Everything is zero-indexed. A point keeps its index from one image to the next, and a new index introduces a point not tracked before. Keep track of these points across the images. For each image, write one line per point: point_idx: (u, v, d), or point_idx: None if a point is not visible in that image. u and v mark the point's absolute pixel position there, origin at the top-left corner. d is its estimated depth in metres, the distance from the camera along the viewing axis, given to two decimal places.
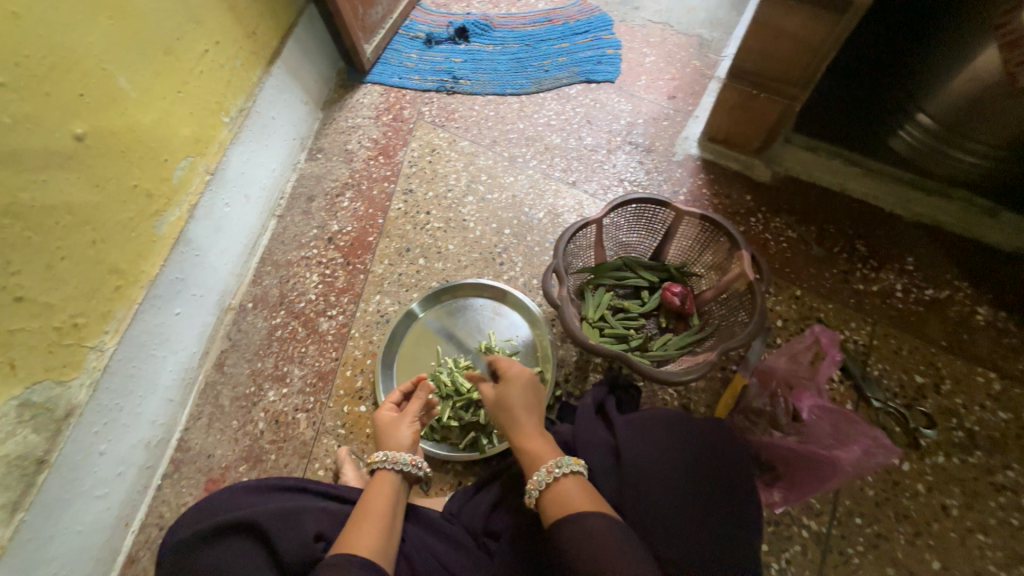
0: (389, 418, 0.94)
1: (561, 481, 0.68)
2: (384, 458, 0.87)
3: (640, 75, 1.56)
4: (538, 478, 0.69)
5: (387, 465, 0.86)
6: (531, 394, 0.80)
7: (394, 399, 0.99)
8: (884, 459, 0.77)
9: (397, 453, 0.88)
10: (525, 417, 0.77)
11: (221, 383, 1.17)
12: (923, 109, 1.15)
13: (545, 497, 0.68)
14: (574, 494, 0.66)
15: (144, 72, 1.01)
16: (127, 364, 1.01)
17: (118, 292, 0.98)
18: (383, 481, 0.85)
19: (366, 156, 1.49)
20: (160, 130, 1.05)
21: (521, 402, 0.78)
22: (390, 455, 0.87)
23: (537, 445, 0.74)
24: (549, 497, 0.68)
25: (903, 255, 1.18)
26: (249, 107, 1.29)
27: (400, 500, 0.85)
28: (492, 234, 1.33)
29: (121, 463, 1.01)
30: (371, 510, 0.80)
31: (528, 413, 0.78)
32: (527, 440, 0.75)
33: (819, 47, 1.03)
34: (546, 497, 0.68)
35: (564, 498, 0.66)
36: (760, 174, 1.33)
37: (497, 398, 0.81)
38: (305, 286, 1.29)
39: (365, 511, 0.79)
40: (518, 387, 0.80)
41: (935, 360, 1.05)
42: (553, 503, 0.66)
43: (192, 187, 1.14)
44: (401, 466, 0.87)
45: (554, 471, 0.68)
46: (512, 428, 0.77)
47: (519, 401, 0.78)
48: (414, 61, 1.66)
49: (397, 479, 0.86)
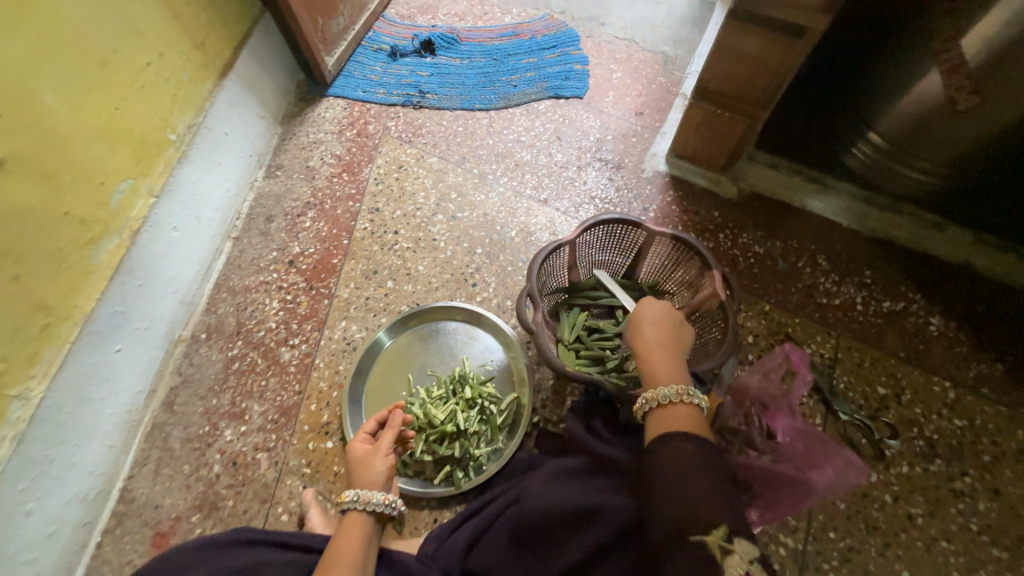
0: (363, 452, 0.89)
1: (682, 404, 0.70)
2: (355, 498, 0.82)
3: (607, 91, 1.57)
4: (665, 392, 0.72)
5: (359, 506, 0.82)
6: (671, 333, 0.82)
7: (368, 429, 0.93)
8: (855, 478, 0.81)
9: (370, 493, 0.83)
10: (657, 341, 0.80)
11: (170, 424, 1.07)
12: (873, 129, 1.20)
13: (658, 409, 0.72)
14: (687, 417, 0.69)
15: (76, 88, 0.92)
16: (59, 411, 0.91)
17: (46, 331, 0.88)
18: (356, 523, 0.81)
19: (329, 173, 1.42)
20: (95, 151, 0.96)
21: (662, 327, 0.82)
22: (361, 495, 0.82)
23: (663, 366, 0.77)
24: (661, 409, 0.71)
25: (861, 268, 1.23)
26: (199, 123, 1.21)
27: (373, 542, 0.82)
28: (463, 254, 1.29)
29: (53, 522, 0.90)
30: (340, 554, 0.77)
31: (660, 337, 0.81)
32: (653, 363, 0.77)
33: (779, 70, 1.06)
34: (661, 409, 0.71)
35: (678, 416, 0.69)
36: (726, 190, 1.35)
37: (639, 326, 0.83)
38: (264, 314, 1.21)
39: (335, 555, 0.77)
40: (653, 316, 0.84)
41: (895, 371, 1.09)
42: (663, 418, 0.70)
43: (134, 211, 1.05)
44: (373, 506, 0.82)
45: (683, 393, 0.71)
46: (636, 338, 0.82)
47: (653, 329, 0.82)
48: (379, 74, 1.60)
49: (369, 521, 0.82)
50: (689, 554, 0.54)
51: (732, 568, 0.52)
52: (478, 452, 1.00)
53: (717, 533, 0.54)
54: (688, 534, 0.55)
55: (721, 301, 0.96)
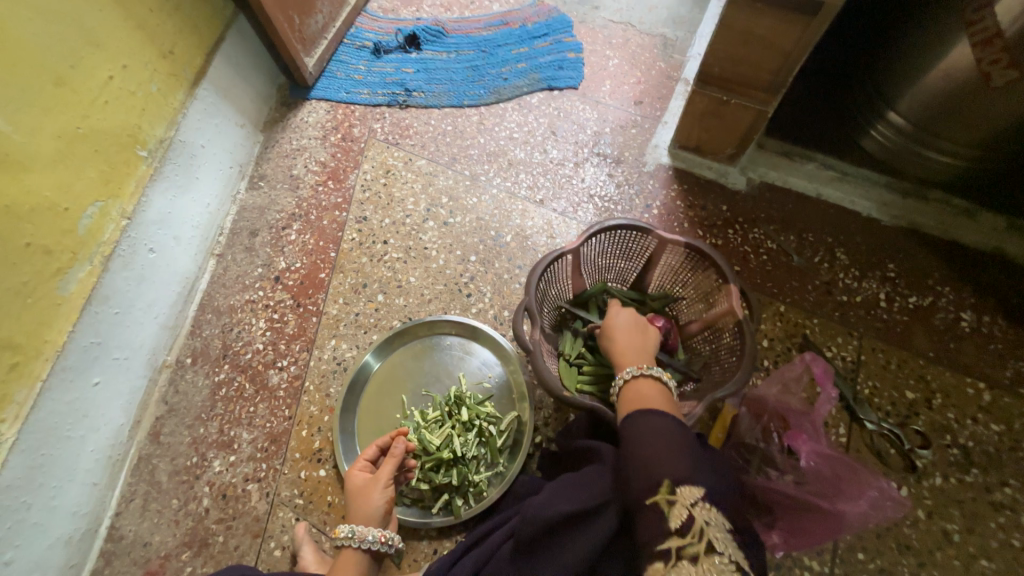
0: (362, 484, 0.82)
1: (645, 381, 0.75)
2: (350, 535, 0.77)
3: (604, 80, 1.47)
4: (630, 371, 0.77)
5: (353, 543, 0.78)
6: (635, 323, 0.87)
7: (368, 455, 0.86)
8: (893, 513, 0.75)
9: (365, 529, 0.78)
10: (623, 335, 0.85)
11: (157, 456, 1.03)
12: (895, 108, 1.10)
13: (625, 390, 0.75)
14: (651, 393, 0.73)
15: (29, 109, 0.85)
16: (35, 453, 0.86)
17: (14, 371, 0.84)
18: (350, 559, 0.78)
19: (313, 182, 1.35)
20: (55, 175, 0.90)
21: (630, 322, 0.87)
22: (357, 531, 0.78)
23: (629, 354, 0.81)
24: (627, 389, 0.75)
25: (884, 261, 1.14)
26: (171, 136, 1.14)
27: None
28: (456, 263, 1.22)
29: (36, 568, 0.87)
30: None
31: (625, 331, 0.85)
32: (619, 353, 0.83)
33: (791, 52, 0.96)
34: (628, 389, 0.75)
35: (644, 392, 0.73)
36: (734, 182, 1.27)
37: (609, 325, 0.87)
38: (250, 335, 1.15)
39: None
40: (621, 314, 0.89)
41: (925, 373, 1.01)
42: (630, 396, 0.74)
43: (105, 235, 0.99)
44: (369, 544, 0.78)
45: (644, 369, 0.76)
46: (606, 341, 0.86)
47: (623, 325, 0.86)
48: (362, 73, 1.52)
49: (364, 560, 0.79)
50: (642, 513, 0.56)
51: (675, 520, 0.54)
52: (477, 478, 0.93)
53: (667, 484, 0.56)
54: (642, 494, 0.57)
55: (738, 318, 0.89)
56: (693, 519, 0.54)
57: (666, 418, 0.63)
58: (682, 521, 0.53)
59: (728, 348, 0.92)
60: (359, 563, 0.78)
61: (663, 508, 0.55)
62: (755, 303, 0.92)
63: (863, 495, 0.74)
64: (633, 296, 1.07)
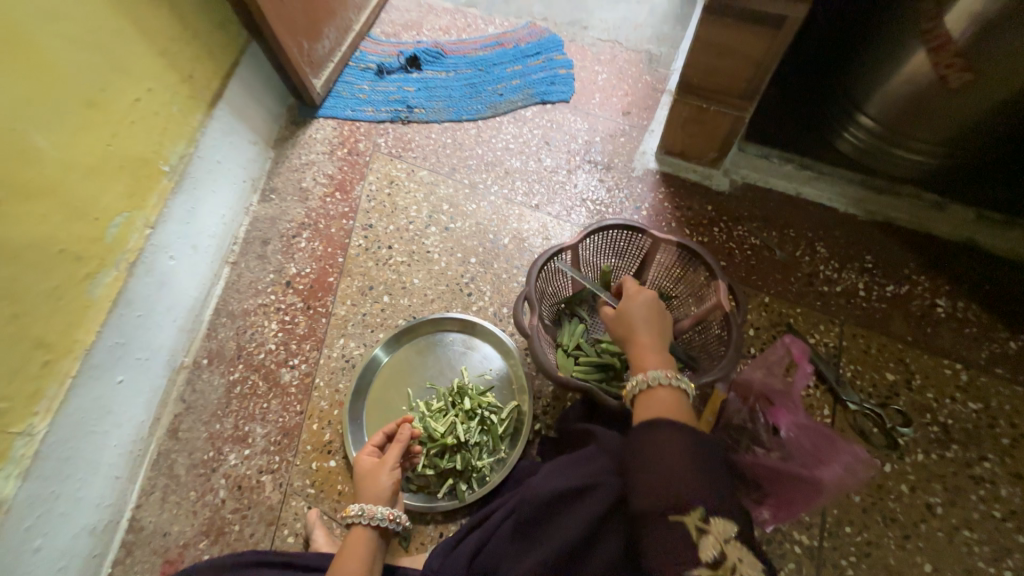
0: (370, 467, 0.87)
1: (668, 391, 0.74)
2: (360, 513, 0.82)
3: (594, 93, 1.57)
4: (654, 376, 0.76)
5: (363, 521, 0.82)
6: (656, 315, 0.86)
7: (375, 441, 0.91)
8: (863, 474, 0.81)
9: (374, 507, 0.83)
10: (644, 327, 0.84)
11: (176, 451, 1.08)
12: (864, 111, 1.18)
13: (644, 395, 0.75)
14: (673, 402, 0.73)
15: (65, 129, 0.94)
16: (64, 445, 0.92)
17: (46, 368, 0.90)
18: (359, 537, 0.82)
19: (322, 193, 1.43)
20: (86, 188, 0.98)
21: (649, 314, 0.85)
22: (366, 510, 0.82)
23: (649, 353, 0.81)
24: (648, 395, 0.75)
25: (861, 253, 1.21)
26: (191, 152, 1.23)
27: (377, 558, 0.83)
28: (457, 264, 1.29)
29: (63, 555, 0.91)
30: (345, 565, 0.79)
31: (646, 321, 0.85)
32: (639, 348, 0.81)
33: (761, 61, 1.05)
34: (649, 394, 0.75)
35: (666, 402, 0.73)
36: (718, 184, 1.35)
37: (631, 315, 0.86)
38: (263, 336, 1.22)
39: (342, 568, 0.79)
40: (640, 303, 0.87)
41: (904, 356, 1.06)
42: (650, 403, 0.74)
43: (130, 244, 1.07)
44: (378, 521, 0.82)
45: (670, 377, 0.75)
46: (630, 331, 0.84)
47: (643, 320, 0.84)
48: (366, 93, 1.62)
49: (373, 538, 0.83)
50: (668, 534, 0.58)
51: (707, 550, 0.56)
52: (480, 463, 0.98)
53: (700, 513, 0.58)
54: (667, 514, 0.59)
55: (725, 312, 0.94)
56: (724, 551, 0.57)
57: (690, 434, 0.65)
58: (714, 553, 0.56)
59: (717, 341, 0.98)
60: (370, 541, 0.82)
61: (693, 534, 0.57)
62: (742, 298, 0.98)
63: (837, 459, 0.81)
64: None
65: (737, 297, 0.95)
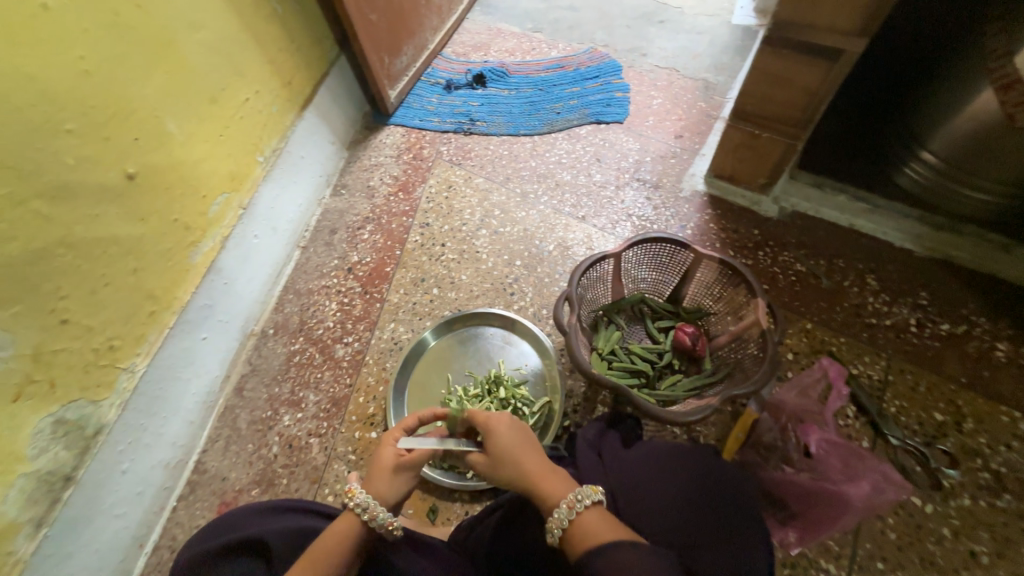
0: (388, 458, 0.81)
1: (583, 514, 0.69)
2: (365, 506, 0.76)
3: (648, 116, 1.63)
4: (560, 515, 0.69)
5: (362, 515, 0.76)
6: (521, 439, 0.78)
7: (405, 428, 0.85)
8: (894, 495, 0.79)
9: (378, 507, 0.77)
10: (530, 458, 0.76)
11: (239, 407, 1.21)
12: (927, 147, 1.17)
13: (570, 533, 0.69)
14: (597, 524, 0.68)
15: (192, 119, 1.12)
16: (155, 386, 1.06)
17: (151, 317, 1.05)
18: (349, 524, 0.77)
19: (387, 192, 1.57)
20: (200, 169, 1.15)
21: (522, 442, 0.77)
22: (371, 505, 0.76)
23: (550, 484, 0.73)
24: (571, 531, 0.69)
25: (916, 289, 1.18)
26: (282, 147, 1.40)
27: (353, 561, 0.76)
28: (503, 266, 1.37)
29: (142, 482, 1.04)
30: (324, 551, 0.74)
31: (529, 455, 0.76)
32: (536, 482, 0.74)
33: (816, 91, 1.08)
34: (571, 531, 0.69)
35: (590, 529, 0.67)
36: (767, 210, 1.36)
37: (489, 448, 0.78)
38: (323, 314, 1.34)
39: (321, 549, 0.74)
40: (504, 427, 0.79)
41: (956, 398, 1.03)
42: (579, 538, 0.68)
43: (225, 220, 1.23)
44: (376, 523, 0.76)
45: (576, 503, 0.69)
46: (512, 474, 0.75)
47: (516, 443, 0.77)
48: (434, 105, 1.77)
49: (362, 533, 0.77)
50: None
51: None
52: None
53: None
54: None
55: (763, 329, 0.96)
56: None
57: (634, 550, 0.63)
58: None
59: (752, 359, 0.99)
60: (357, 537, 0.77)
61: None
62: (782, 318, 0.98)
63: (865, 477, 0.81)
64: (668, 307, 1.17)
65: (776, 316, 0.96)
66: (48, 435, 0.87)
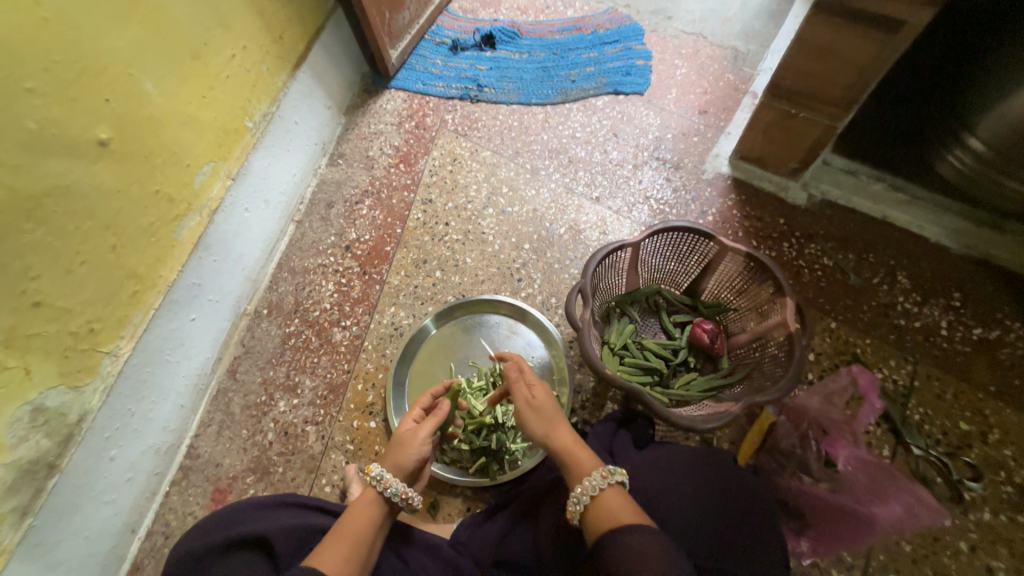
0: (406, 433, 0.83)
1: (610, 490, 0.69)
2: (379, 476, 0.77)
3: (670, 88, 1.50)
4: (590, 484, 0.69)
5: (378, 488, 0.77)
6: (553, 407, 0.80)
7: (423, 406, 0.88)
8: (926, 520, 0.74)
9: (392, 478, 0.78)
10: (563, 431, 0.77)
11: (233, 390, 1.16)
12: (975, 133, 1.04)
13: (592, 507, 0.69)
14: (620, 503, 0.67)
15: (172, 77, 1.00)
16: (141, 370, 1.01)
17: (135, 297, 0.98)
18: (369, 499, 0.77)
19: (387, 164, 1.47)
20: (184, 135, 1.04)
21: (558, 415, 0.79)
22: (384, 476, 0.77)
23: (581, 455, 0.74)
24: (595, 505, 0.68)
25: (949, 290, 1.12)
26: (273, 111, 1.28)
27: (380, 536, 0.76)
28: (511, 249, 1.29)
29: (131, 468, 1.00)
30: (347, 529, 0.73)
31: (563, 429, 0.77)
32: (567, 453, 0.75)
33: (867, 67, 0.96)
34: (594, 507, 0.68)
35: (614, 507, 0.67)
36: (794, 197, 1.27)
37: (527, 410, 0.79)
38: (320, 295, 1.27)
39: (345, 530, 0.73)
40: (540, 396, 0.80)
41: (983, 407, 0.99)
42: (599, 516, 0.67)
43: (213, 192, 1.13)
44: (391, 494, 0.77)
45: (606, 476, 0.69)
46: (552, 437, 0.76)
47: (554, 414, 0.78)
48: (439, 68, 1.63)
49: (384, 508, 0.77)
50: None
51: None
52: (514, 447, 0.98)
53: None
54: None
55: (790, 331, 0.89)
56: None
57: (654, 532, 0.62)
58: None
59: (774, 361, 0.92)
60: (378, 513, 0.76)
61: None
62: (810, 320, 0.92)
63: (898, 501, 0.75)
64: (686, 301, 1.10)
65: (805, 318, 0.89)
66: (28, 424, 0.81)
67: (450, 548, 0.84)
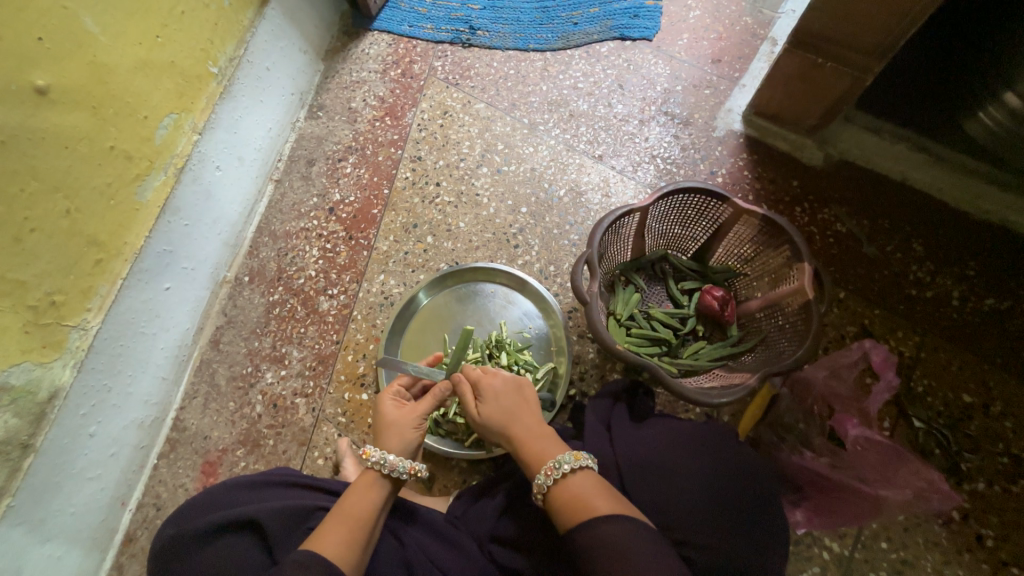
0: (395, 413, 0.79)
1: (566, 478, 0.66)
2: (381, 460, 0.73)
3: (682, 33, 1.37)
4: (540, 481, 0.68)
5: (382, 470, 0.73)
6: (519, 396, 0.75)
7: (400, 385, 0.84)
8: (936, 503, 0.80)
9: (397, 459, 0.74)
10: (524, 415, 0.74)
11: (217, 361, 1.12)
12: (1012, 87, 0.94)
13: (553, 497, 0.67)
14: (581, 490, 0.65)
15: (115, 12, 0.87)
16: (114, 343, 0.95)
17: (99, 267, 0.90)
18: (369, 482, 0.73)
19: (371, 117, 1.34)
20: (137, 83, 0.92)
21: (513, 405, 0.74)
22: (389, 459, 0.73)
23: (544, 445, 0.71)
24: (553, 497, 0.67)
25: (964, 259, 1.07)
26: (241, 56, 1.13)
27: (382, 517, 0.73)
28: (507, 212, 1.21)
29: (114, 443, 0.97)
30: (348, 511, 0.70)
31: (523, 417, 0.74)
32: (524, 449, 0.71)
33: (906, 10, 0.85)
34: (555, 497, 0.67)
35: (574, 494, 0.65)
36: (810, 157, 1.19)
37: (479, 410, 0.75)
38: (304, 261, 1.19)
39: (347, 513, 0.69)
40: (499, 386, 0.75)
41: (988, 379, 0.97)
42: (563, 504, 0.66)
43: (178, 148, 1.03)
44: (397, 473, 0.74)
45: (553, 472, 0.67)
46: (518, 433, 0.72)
47: (505, 405, 0.74)
48: (427, 6, 1.46)
49: (386, 490, 0.74)
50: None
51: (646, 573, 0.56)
52: None
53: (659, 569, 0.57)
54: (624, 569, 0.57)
55: (808, 299, 0.84)
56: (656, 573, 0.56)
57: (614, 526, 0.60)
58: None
59: (788, 330, 0.88)
60: (383, 495, 0.73)
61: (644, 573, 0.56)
62: (827, 287, 0.87)
63: (908, 485, 0.79)
64: (695, 267, 1.04)
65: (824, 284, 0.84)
66: None
67: (447, 523, 0.83)
